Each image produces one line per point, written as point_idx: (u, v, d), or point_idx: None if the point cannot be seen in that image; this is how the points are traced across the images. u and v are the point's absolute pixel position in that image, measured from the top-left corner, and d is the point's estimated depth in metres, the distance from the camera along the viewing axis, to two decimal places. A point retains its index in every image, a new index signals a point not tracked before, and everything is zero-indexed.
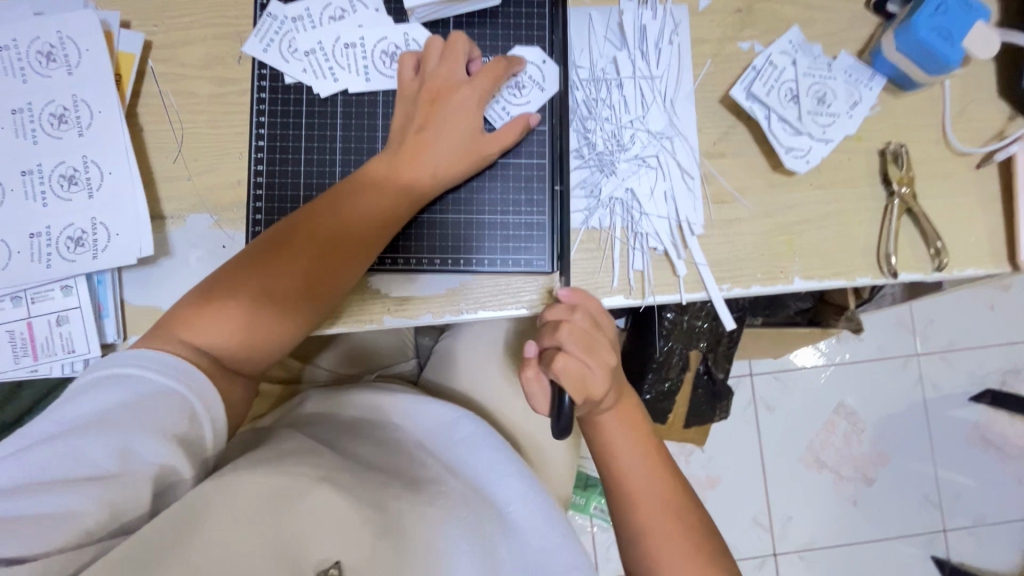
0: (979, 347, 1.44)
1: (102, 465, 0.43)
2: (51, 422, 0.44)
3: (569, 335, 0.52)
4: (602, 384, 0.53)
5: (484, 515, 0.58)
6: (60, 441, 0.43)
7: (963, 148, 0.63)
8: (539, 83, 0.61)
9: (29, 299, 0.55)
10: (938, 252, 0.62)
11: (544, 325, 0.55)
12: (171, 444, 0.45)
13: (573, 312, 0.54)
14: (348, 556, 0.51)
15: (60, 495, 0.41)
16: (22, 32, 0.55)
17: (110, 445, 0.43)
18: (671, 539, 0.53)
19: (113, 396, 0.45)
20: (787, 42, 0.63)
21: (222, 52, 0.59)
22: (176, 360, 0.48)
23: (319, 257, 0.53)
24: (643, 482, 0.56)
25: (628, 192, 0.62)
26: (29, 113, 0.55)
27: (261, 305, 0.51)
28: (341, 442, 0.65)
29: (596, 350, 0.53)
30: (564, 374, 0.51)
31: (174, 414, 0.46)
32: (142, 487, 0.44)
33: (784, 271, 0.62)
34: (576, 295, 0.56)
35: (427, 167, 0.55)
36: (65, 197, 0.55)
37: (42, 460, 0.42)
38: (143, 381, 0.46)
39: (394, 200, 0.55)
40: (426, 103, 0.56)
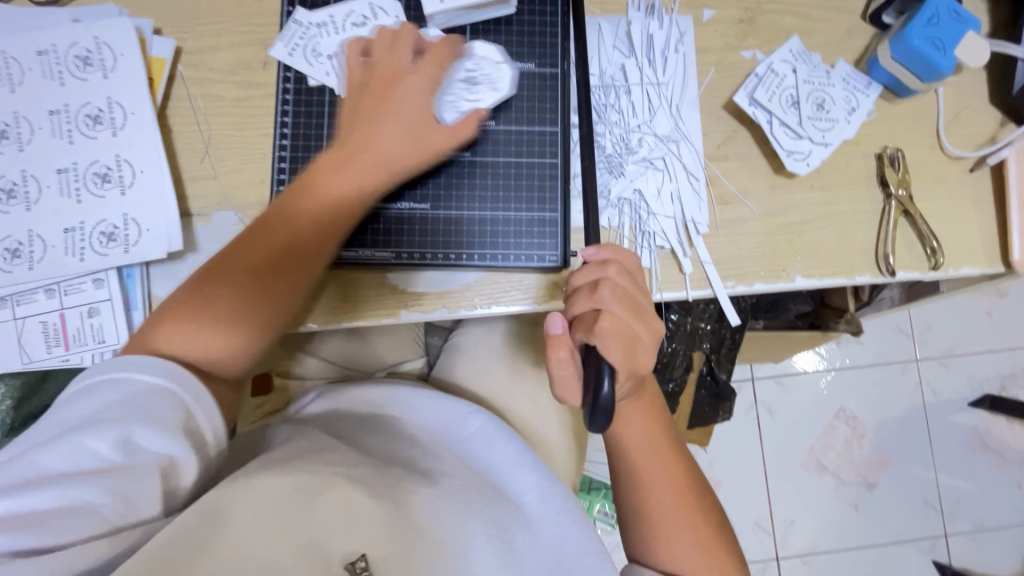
0: (977, 353, 1.46)
1: (106, 458, 0.44)
2: (54, 428, 0.46)
3: (610, 295, 0.50)
4: (640, 348, 0.51)
5: (501, 507, 0.59)
6: (63, 440, 0.44)
7: (957, 152, 0.66)
8: (492, 82, 0.62)
9: (62, 291, 0.57)
10: (934, 252, 0.64)
11: (576, 288, 0.52)
12: (171, 433, 0.47)
13: (608, 270, 0.52)
14: (373, 549, 0.50)
15: (68, 488, 0.42)
16: (61, 37, 0.58)
17: (110, 437, 0.44)
18: (682, 529, 0.56)
19: (108, 395, 0.47)
20: (788, 51, 0.66)
21: (249, 57, 0.62)
22: (156, 364, 0.50)
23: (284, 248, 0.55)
24: (659, 471, 0.58)
25: (636, 192, 0.64)
26: (66, 114, 0.57)
27: (232, 299, 0.54)
28: (357, 434, 0.68)
29: (636, 310, 0.51)
30: (607, 337, 0.49)
31: (169, 407, 0.48)
32: (148, 478, 0.45)
33: (786, 270, 0.64)
34: (605, 252, 0.53)
35: (385, 156, 0.57)
36: (99, 194, 0.57)
37: (45, 457, 0.44)
38: (138, 379, 0.48)
39: (352, 190, 0.57)
40: (372, 96, 0.57)
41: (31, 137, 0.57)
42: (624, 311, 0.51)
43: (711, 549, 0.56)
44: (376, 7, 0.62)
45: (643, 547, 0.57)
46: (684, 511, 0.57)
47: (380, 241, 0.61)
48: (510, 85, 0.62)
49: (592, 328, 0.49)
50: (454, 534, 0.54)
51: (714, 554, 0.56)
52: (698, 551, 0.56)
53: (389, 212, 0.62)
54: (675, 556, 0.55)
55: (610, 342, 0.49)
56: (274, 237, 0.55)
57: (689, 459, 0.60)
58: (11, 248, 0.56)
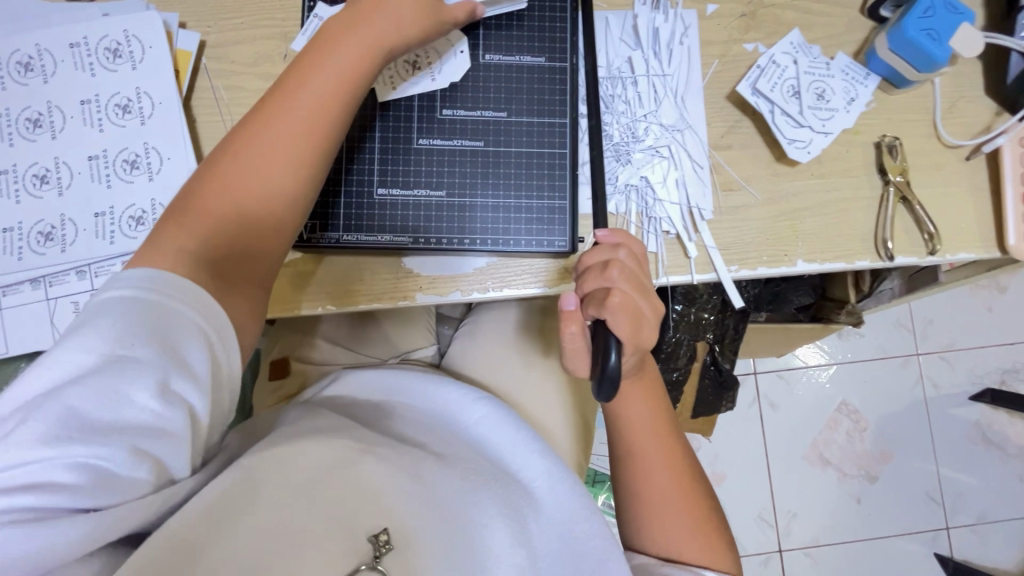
0: (977, 347, 1.47)
1: (143, 409, 0.42)
2: (71, 358, 0.42)
3: (619, 275, 0.52)
4: (647, 327, 0.53)
5: (511, 487, 0.60)
6: (88, 380, 0.41)
7: (954, 141, 0.68)
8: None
9: (93, 272, 0.59)
10: (931, 236, 0.66)
11: (586, 267, 0.54)
12: (205, 385, 0.45)
13: (619, 252, 0.53)
14: (394, 524, 0.53)
15: (106, 445, 0.41)
16: (92, 30, 0.60)
17: (146, 385, 0.42)
18: (677, 509, 0.58)
19: (130, 328, 0.43)
20: (788, 44, 0.68)
21: (270, 50, 0.64)
22: (160, 271, 0.46)
23: (294, 124, 0.52)
24: (656, 457, 0.60)
25: (642, 179, 0.66)
26: (96, 103, 0.60)
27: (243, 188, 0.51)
28: (375, 420, 0.70)
29: (644, 290, 0.53)
30: (616, 312, 0.51)
31: (199, 349, 0.45)
32: (182, 434, 0.44)
33: (787, 254, 0.66)
34: (617, 236, 0.56)
35: (384, 29, 0.56)
36: (128, 179, 0.60)
37: (79, 400, 0.41)
38: (165, 315, 0.44)
39: (353, 60, 0.55)
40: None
41: (63, 126, 0.59)
42: (632, 290, 0.52)
43: (704, 531, 0.58)
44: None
45: (641, 533, 0.59)
46: (680, 496, 0.59)
47: (397, 228, 0.63)
48: (457, 77, 0.65)
49: (602, 303, 0.51)
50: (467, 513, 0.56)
51: (705, 529, 0.58)
52: (693, 535, 0.58)
53: (405, 199, 0.64)
54: (668, 535, 0.58)
55: (618, 317, 0.51)
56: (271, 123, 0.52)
57: (684, 442, 0.62)
58: (44, 231, 0.58)
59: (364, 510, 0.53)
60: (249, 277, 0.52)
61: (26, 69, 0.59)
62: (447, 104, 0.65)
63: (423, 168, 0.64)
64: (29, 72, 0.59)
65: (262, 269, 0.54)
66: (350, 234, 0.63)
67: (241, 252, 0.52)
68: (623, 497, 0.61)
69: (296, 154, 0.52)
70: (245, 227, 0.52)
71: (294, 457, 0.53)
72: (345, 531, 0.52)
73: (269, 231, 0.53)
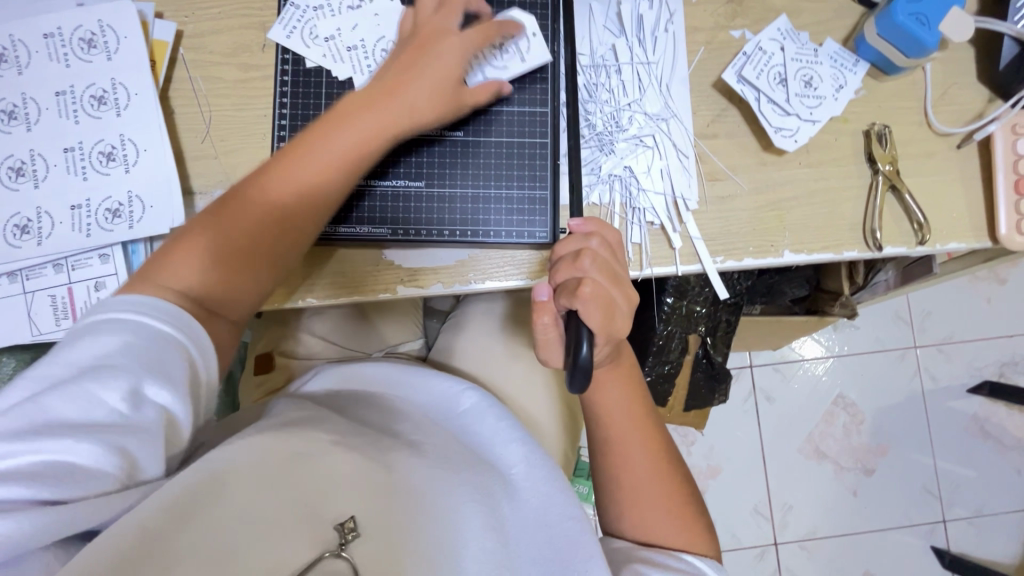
0: (976, 340, 1.46)
1: (114, 409, 0.45)
2: (56, 368, 0.46)
3: (591, 263, 0.52)
4: (620, 316, 0.53)
5: (488, 476, 0.61)
6: (67, 387, 0.45)
7: (945, 128, 0.67)
8: (522, 53, 0.64)
9: (70, 266, 0.59)
10: (920, 226, 0.65)
11: (560, 257, 0.54)
12: (177, 389, 0.48)
13: (591, 241, 0.53)
14: (361, 512, 0.54)
15: (76, 440, 0.43)
16: (66, 21, 0.60)
17: (118, 389, 0.45)
18: (657, 498, 0.58)
19: (111, 339, 0.47)
20: (776, 30, 0.67)
21: (248, 40, 0.64)
22: (160, 306, 0.50)
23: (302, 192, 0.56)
24: (636, 444, 0.59)
25: (627, 169, 0.65)
26: (71, 95, 0.59)
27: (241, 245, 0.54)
28: (355, 410, 0.69)
29: (616, 279, 0.53)
30: (588, 301, 0.50)
31: (175, 358, 0.48)
32: (153, 432, 0.46)
33: (774, 245, 0.66)
34: (590, 225, 0.56)
35: (408, 110, 0.57)
36: (104, 172, 0.59)
37: (58, 403, 0.44)
38: (142, 325, 0.48)
39: (371, 141, 0.57)
40: (404, 55, 0.58)
41: (38, 118, 0.59)
42: (605, 280, 0.52)
43: (683, 517, 0.58)
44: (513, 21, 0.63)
45: (619, 517, 0.59)
46: (659, 482, 0.58)
47: (375, 219, 0.63)
48: None
49: (574, 292, 0.51)
50: (440, 502, 0.57)
51: (685, 519, 0.58)
52: (672, 521, 0.57)
53: (385, 190, 0.63)
54: (648, 526, 0.57)
55: (591, 307, 0.50)
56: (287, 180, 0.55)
57: (663, 430, 0.62)
58: (20, 224, 0.58)
59: (334, 500, 0.54)
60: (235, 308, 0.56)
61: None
62: None
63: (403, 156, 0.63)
64: (3, 64, 0.59)
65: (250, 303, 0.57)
66: (329, 225, 0.62)
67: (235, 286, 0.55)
68: (602, 484, 0.60)
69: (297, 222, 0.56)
70: (238, 280, 0.55)
71: (270, 446, 0.54)
72: (313, 521, 0.52)
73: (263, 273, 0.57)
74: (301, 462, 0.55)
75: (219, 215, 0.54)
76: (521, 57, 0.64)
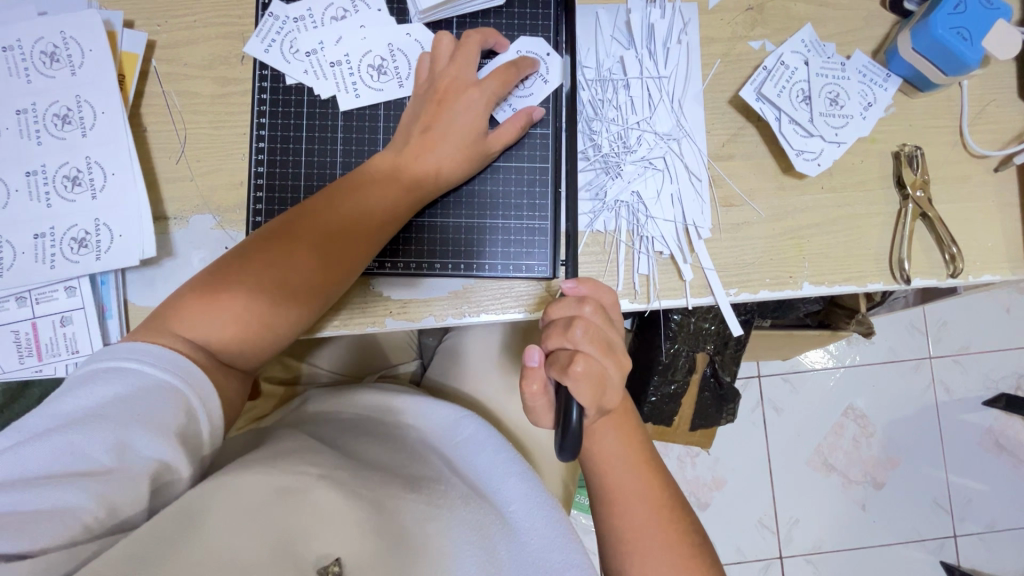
0: (993, 351, 1.41)
1: (97, 459, 0.42)
2: (49, 416, 0.43)
3: (583, 334, 0.47)
4: (612, 387, 0.49)
5: (487, 514, 0.56)
6: (53, 436, 0.42)
7: (981, 151, 0.61)
8: (543, 75, 0.60)
9: (34, 299, 0.55)
10: (953, 258, 0.60)
11: (551, 321, 0.50)
12: (166, 437, 0.44)
13: (584, 308, 0.49)
14: (347, 552, 0.48)
15: (52, 492, 0.40)
16: (26, 32, 0.55)
17: (105, 439, 0.42)
18: (662, 550, 0.53)
19: (108, 387, 0.44)
20: (800, 41, 0.61)
21: (225, 51, 0.59)
22: (171, 363, 0.46)
23: (322, 251, 0.52)
24: (636, 492, 0.55)
25: (634, 194, 0.60)
26: (33, 113, 0.55)
27: (256, 304, 0.50)
28: (344, 440, 0.64)
29: (609, 349, 0.48)
30: (579, 379, 0.46)
31: (171, 406, 0.45)
32: (138, 484, 0.43)
33: (792, 276, 0.61)
34: (584, 286, 0.51)
35: (432, 169, 0.54)
36: (70, 198, 0.55)
37: (38, 455, 0.41)
38: (140, 375, 0.45)
39: (394, 200, 0.54)
40: (428, 108, 0.55)
41: None
42: (597, 351, 0.48)
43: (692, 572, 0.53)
44: (524, 52, 0.60)
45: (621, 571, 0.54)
46: (663, 534, 0.54)
47: None
48: None
49: (564, 369, 0.47)
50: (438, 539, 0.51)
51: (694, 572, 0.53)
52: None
53: None
54: None
55: (582, 386, 0.46)
56: (303, 237, 0.52)
57: (667, 477, 0.57)
58: None
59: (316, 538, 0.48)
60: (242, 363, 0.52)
61: None
62: None
63: None
64: None
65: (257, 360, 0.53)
66: None
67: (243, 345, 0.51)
68: (603, 537, 0.56)
69: (315, 285, 0.52)
70: (253, 346, 0.51)
71: (252, 484, 0.49)
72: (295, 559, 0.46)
73: (277, 335, 0.52)
74: (284, 499, 0.49)
75: (233, 271, 0.51)
76: (542, 77, 0.60)
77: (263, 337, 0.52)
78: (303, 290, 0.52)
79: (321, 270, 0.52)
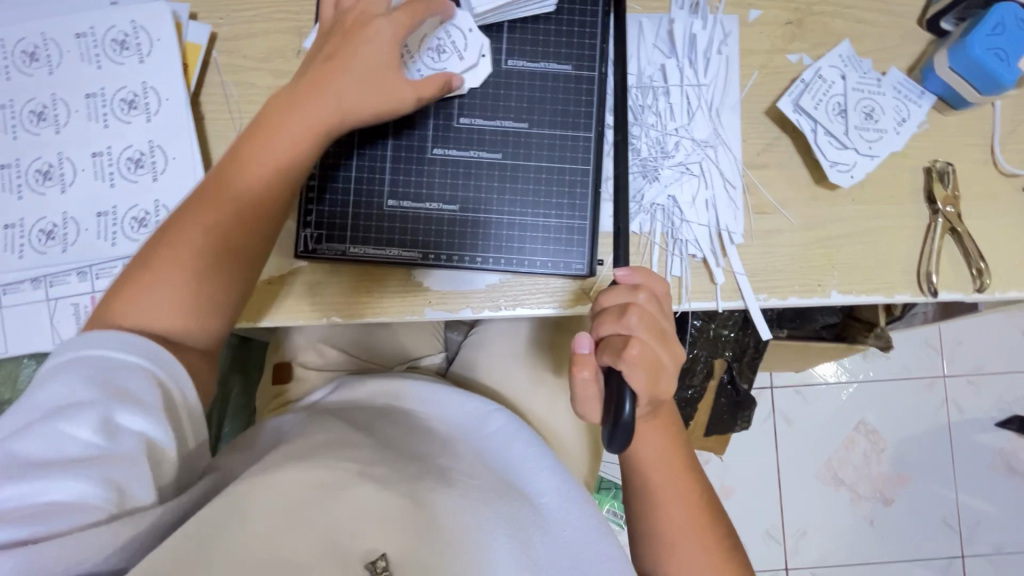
0: (1008, 373, 1.41)
1: (86, 444, 0.42)
2: (22, 413, 0.43)
3: (638, 320, 0.49)
4: (666, 376, 0.51)
5: (519, 506, 0.57)
6: (32, 429, 0.41)
7: (1011, 169, 0.63)
8: (459, 51, 0.60)
9: (94, 274, 0.57)
10: (980, 272, 0.62)
11: (605, 308, 0.51)
12: (152, 410, 0.45)
13: (638, 295, 0.51)
14: (393, 550, 0.49)
15: (57, 479, 0.40)
16: (99, 20, 0.58)
17: (89, 419, 0.42)
18: (696, 553, 0.55)
19: (76, 373, 0.44)
20: (837, 56, 0.63)
21: (283, 45, 0.61)
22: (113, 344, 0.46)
23: (245, 195, 0.52)
24: (677, 501, 0.56)
25: (670, 198, 0.62)
26: (101, 97, 0.58)
27: (187, 260, 0.50)
28: (375, 425, 0.66)
29: (663, 337, 0.50)
30: (634, 364, 0.48)
31: (139, 382, 0.45)
32: (136, 459, 0.43)
33: (821, 285, 0.62)
34: (637, 275, 0.53)
35: (340, 100, 0.53)
36: (132, 178, 0.57)
37: (25, 448, 0.41)
38: (111, 356, 0.45)
39: (305, 136, 0.53)
40: (335, 41, 0.54)
41: (67, 120, 0.57)
42: (652, 338, 0.50)
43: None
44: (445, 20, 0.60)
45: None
46: (704, 546, 0.55)
47: (405, 242, 0.60)
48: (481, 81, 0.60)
49: (620, 352, 0.49)
50: (471, 537, 0.52)
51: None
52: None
53: (416, 212, 0.60)
54: None
55: (636, 370, 0.48)
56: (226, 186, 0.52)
57: (707, 487, 0.59)
58: (46, 230, 0.57)
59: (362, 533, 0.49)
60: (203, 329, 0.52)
61: (31, 59, 0.57)
62: (465, 112, 0.61)
63: (437, 178, 0.60)
64: (34, 63, 0.57)
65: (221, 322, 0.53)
66: (358, 246, 0.60)
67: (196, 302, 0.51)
68: (640, 539, 0.57)
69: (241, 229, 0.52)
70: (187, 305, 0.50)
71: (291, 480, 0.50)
72: (342, 556, 0.48)
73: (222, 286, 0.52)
74: (324, 492, 0.50)
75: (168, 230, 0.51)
76: (459, 55, 0.60)
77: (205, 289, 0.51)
78: (236, 235, 0.52)
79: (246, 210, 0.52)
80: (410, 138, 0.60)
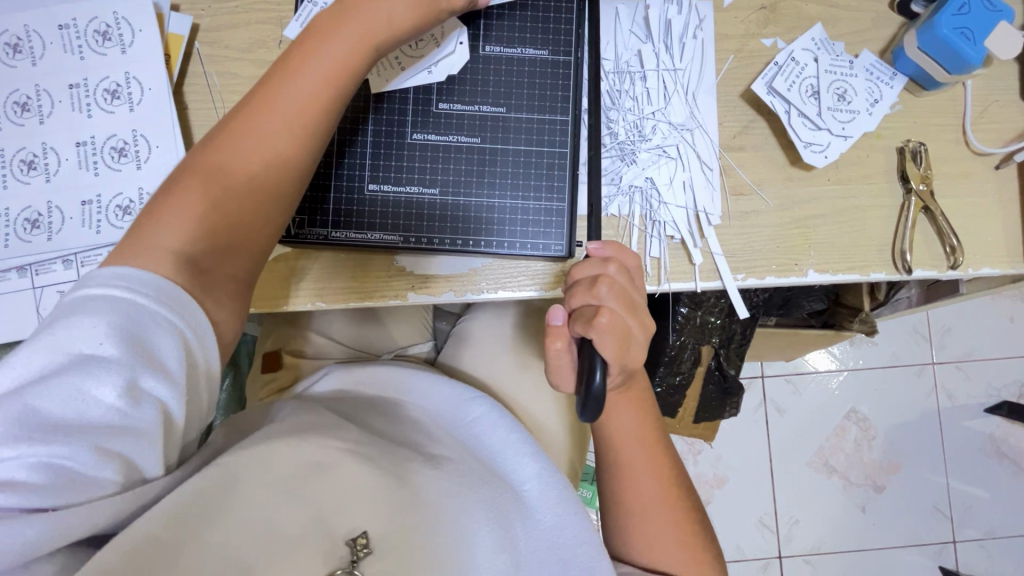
0: (994, 359, 1.42)
1: (108, 408, 0.40)
2: (37, 356, 0.40)
3: (608, 291, 0.51)
4: (634, 347, 0.52)
5: (500, 491, 0.57)
6: (53, 380, 0.39)
7: (983, 148, 0.64)
8: (437, 38, 0.61)
9: (79, 262, 0.58)
10: (953, 250, 0.63)
11: (576, 281, 0.53)
12: (177, 382, 0.42)
13: (609, 267, 0.52)
14: (374, 527, 0.50)
15: (71, 443, 0.39)
16: (81, 12, 0.59)
17: (110, 382, 0.39)
18: (665, 527, 0.56)
19: (96, 324, 0.40)
20: (810, 39, 0.64)
21: (264, 35, 0.62)
22: (141, 273, 0.43)
23: (282, 119, 0.50)
24: (651, 480, 0.57)
25: (648, 180, 0.63)
26: (85, 87, 0.58)
27: (221, 186, 0.49)
28: (362, 416, 0.66)
29: (633, 308, 0.52)
30: (604, 332, 0.49)
31: (166, 344, 0.42)
32: (151, 432, 0.41)
33: (797, 264, 0.63)
34: (609, 249, 0.54)
35: (378, 21, 0.52)
36: (116, 167, 0.58)
37: (46, 401, 0.39)
38: (136, 310, 0.42)
39: (346, 56, 0.52)
40: None
41: (51, 110, 0.58)
42: (622, 308, 0.51)
43: (696, 559, 0.56)
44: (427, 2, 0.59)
45: (629, 554, 0.57)
46: (673, 524, 0.56)
47: (387, 225, 0.61)
48: (458, 69, 0.61)
49: (590, 322, 0.50)
50: (452, 521, 0.53)
51: (694, 549, 0.56)
52: (684, 562, 0.55)
53: (397, 196, 0.61)
54: (653, 552, 0.56)
55: (605, 337, 0.49)
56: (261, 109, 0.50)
57: (679, 464, 0.60)
58: (31, 219, 0.58)
59: (348, 513, 0.50)
60: (233, 274, 0.50)
61: (15, 51, 0.58)
62: (444, 98, 0.62)
63: (418, 161, 0.61)
64: (18, 54, 0.58)
65: (252, 267, 0.52)
66: (339, 231, 0.61)
67: (229, 246, 0.50)
68: (612, 514, 0.58)
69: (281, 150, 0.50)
70: (220, 233, 0.49)
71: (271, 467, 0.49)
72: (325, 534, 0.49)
73: (261, 217, 0.51)
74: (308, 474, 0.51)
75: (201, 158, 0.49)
76: (437, 43, 0.61)
77: (241, 232, 0.50)
78: (275, 162, 0.51)
79: (286, 137, 0.50)
80: (394, 123, 0.61)
